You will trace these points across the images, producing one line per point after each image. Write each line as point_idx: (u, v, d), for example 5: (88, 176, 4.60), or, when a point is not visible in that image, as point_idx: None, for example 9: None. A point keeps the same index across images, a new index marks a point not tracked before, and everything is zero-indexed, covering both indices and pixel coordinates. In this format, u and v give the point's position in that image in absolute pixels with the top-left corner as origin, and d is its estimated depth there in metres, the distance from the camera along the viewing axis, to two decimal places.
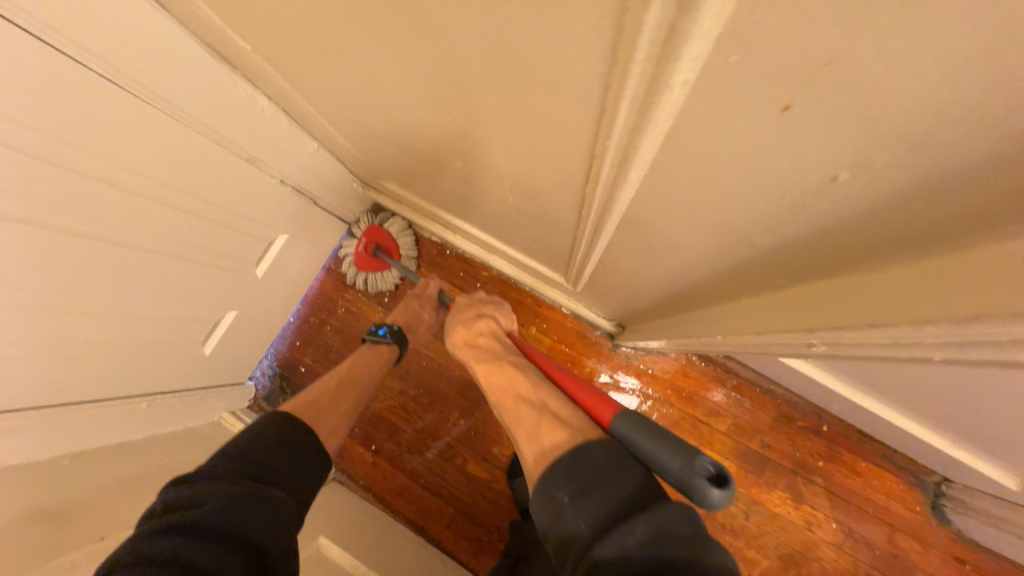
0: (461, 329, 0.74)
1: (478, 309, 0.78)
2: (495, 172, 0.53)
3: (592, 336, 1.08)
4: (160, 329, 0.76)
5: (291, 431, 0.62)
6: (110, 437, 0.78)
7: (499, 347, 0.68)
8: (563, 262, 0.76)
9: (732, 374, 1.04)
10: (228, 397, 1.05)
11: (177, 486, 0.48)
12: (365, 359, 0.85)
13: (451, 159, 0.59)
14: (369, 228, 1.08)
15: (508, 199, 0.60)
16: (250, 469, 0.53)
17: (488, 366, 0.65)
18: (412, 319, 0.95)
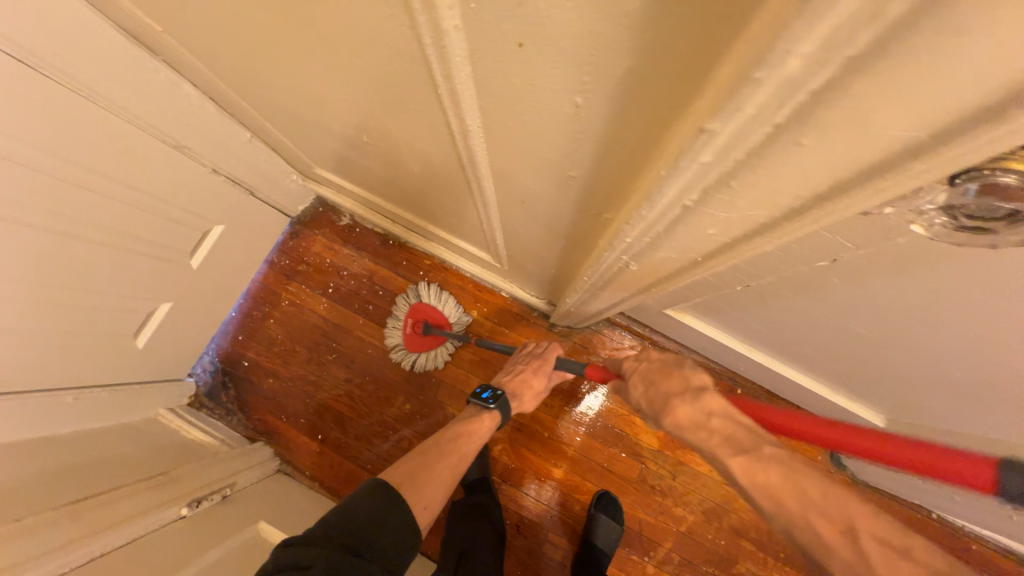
0: (682, 406, 0.51)
1: (687, 380, 0.52)
2: (397, 145, 0.59)
3: (530, 317, 1.16)
4: (89, 317, 0.84)
5: (383, 507, 0.70)
6: (42, 430, 0.82)
7: (745, 434, 0.47)
8: (484, 241, 0.83)
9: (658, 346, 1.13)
10: (166, 392, 1.11)
11: (288, 547, 0.61)
12: (473, 425, 0.89)
13: (366, 139, 0.65)
14: (413, 308, 1.17)
15: (420, 176, 0.66)
16: (352, 543, 0.64)
17: (746, 458, 0.45)
18: (519, 383, 0.95)
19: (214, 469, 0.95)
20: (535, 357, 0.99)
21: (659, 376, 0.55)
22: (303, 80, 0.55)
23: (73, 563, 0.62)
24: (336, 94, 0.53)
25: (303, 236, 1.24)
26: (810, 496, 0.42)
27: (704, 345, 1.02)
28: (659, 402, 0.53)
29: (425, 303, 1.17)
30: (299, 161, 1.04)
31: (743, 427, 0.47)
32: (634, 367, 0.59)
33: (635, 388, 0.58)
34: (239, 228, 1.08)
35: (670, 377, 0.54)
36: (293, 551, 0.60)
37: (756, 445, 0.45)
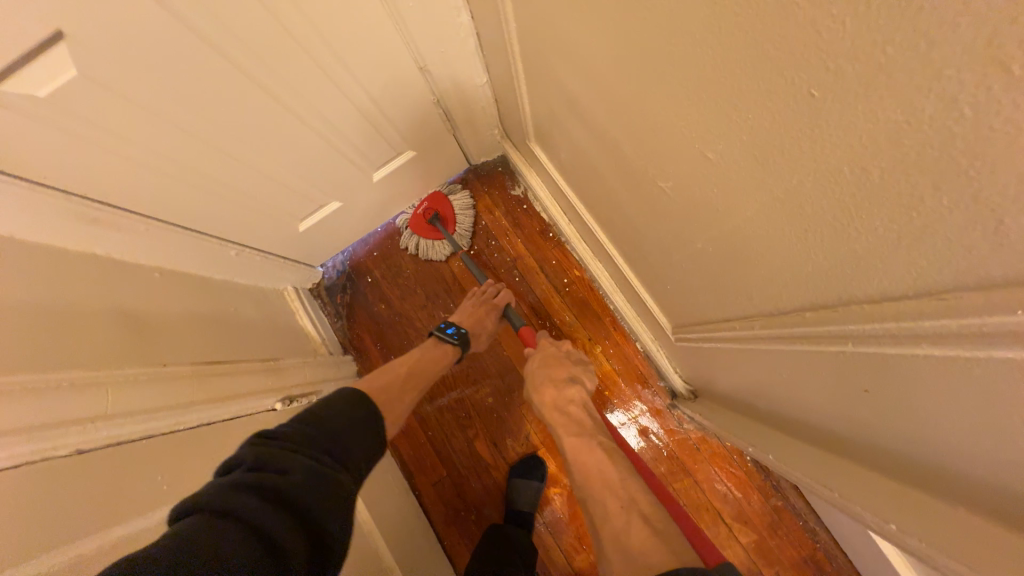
0: (552, 390, 0.81)
1: (567, 372, 0.84)
2: (693, 216, 0.47)
3: (653, 384, 1.03)
4: (271, 188, 0.85)
5: (369, 413, 0.62)
6: (201, 268, 0.88)
7: (587, 426, 0.74)
8: (682, 315, 0.70)
9: (780, 495, 0.94)
10: (300, 274, 1.15)
11: (260, 442, 0.49)
12: (433, 351, 0.89)
13: (646, 181, 0.53)
14: (433, 195, 1.16)
15: (682, 243, 0.54)
16: (336, 447, 0.55)
17: (575, 443, 0.71)
18: (477, 325, 0.99)
19: (308, 371, 0.97)
20: (488, 298, 1.03)
21: (553, 363, 0.85)
22: (633, 102, 0.45)
23: (186, 427, 0.64)
24: (673, 141, 0.42)
25: (471, 187, 1.19)
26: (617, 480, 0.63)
27: (848, 534, 0.83)
28: (540, 380, 0.83)
29: (445, 196, 1.16)
30: (514, 122, 0.96)
31: (589, 421, 0.76)
32: (543, 348, 0.89)
33: (535, 369, 0.86)
34: (425, 161, 1.05)
35: (555, 367, 0.84)
36: (269, 444, 0.49)
37: (595, 437, 0.71)
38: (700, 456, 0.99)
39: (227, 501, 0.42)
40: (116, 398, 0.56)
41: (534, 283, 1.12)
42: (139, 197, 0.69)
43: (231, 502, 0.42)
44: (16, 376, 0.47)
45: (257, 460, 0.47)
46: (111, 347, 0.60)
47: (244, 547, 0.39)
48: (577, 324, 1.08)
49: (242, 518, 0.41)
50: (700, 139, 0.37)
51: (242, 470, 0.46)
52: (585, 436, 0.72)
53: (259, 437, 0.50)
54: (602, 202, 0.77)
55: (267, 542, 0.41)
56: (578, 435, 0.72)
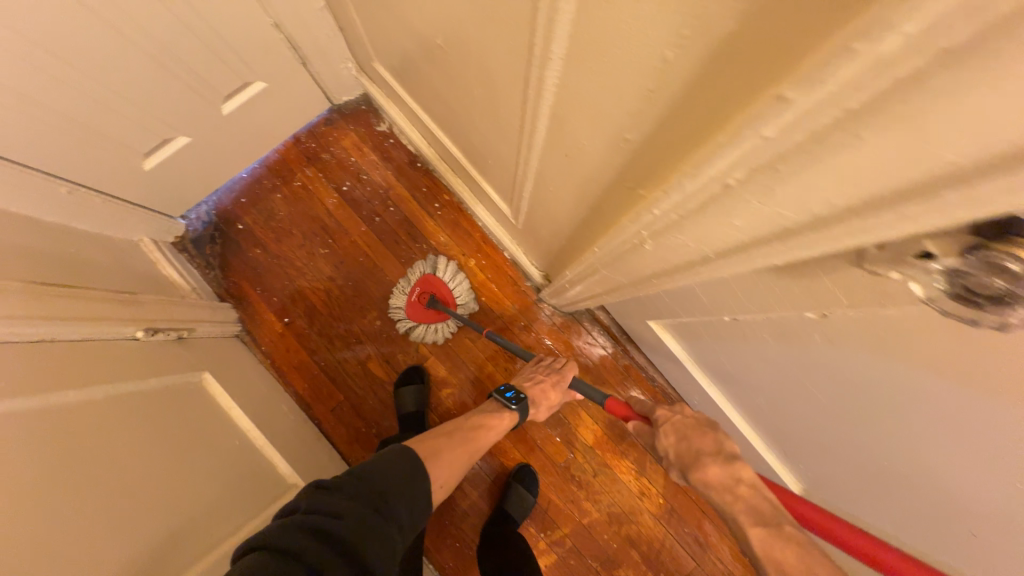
0: (714, 467, 0.62)
1: (720, 444, 0.64)
2: (463, 71, 0.58)
3: (521, 285, 1.18)
4: (109, 118, 0.82)
5: (405, 468, 0.71)
6: (28, 208, 0.81)
7: (769, 510, 0.57)
8: (509, 195, 0.83)
9: (628, 356, 1.18)
10: (154, 224, 1.09)
11: (315, 489, 0.62)
12: (492, 419, 0.92)
13: (438, 54, 0.63)
14: (426, 279, 1.15)
15: (473, 108, 0.66)
16: (378, 501, 0.64)
17: (765, 534, 0.55)
18: (539, 396, 1.00)
19: (177, 308, 0.96)
20: (552, 372, 1.04)
21: (693, 433, 0.67)
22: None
23: (25, 337, 0.62)
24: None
25: (336, 127, 1.23)
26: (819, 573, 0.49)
27: (669, 366, 1.06)
28: (691, 458, 0.64)
29: (438, 277, 1.15)
30: (362, 52, 1.02)
31: (768, 502, 0.58)
32: (669, 419, 0.71)
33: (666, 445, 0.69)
34: (276, 96, 1.06)
35: (703, 440, 0.65)
36: (323, 494, 0.61)
37: (778, 524, 0.55)
38: (565, 338, 1.17)
39: (286, 536, 0.54)
40: None
41: (407, 212, 1.20)
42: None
43: (291, 537, 0.54)
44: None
45: (314, 505, 0.59)
46: None
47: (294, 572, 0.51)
48: (452, 243, 1.19)
49: (296, 551, 0.53)
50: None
51: (299, 513, 0.58)
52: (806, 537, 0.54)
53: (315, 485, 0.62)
54: (439, 110, 0.87)
55: (311, 568, 0.52)
56: (767, 522, 0.55)
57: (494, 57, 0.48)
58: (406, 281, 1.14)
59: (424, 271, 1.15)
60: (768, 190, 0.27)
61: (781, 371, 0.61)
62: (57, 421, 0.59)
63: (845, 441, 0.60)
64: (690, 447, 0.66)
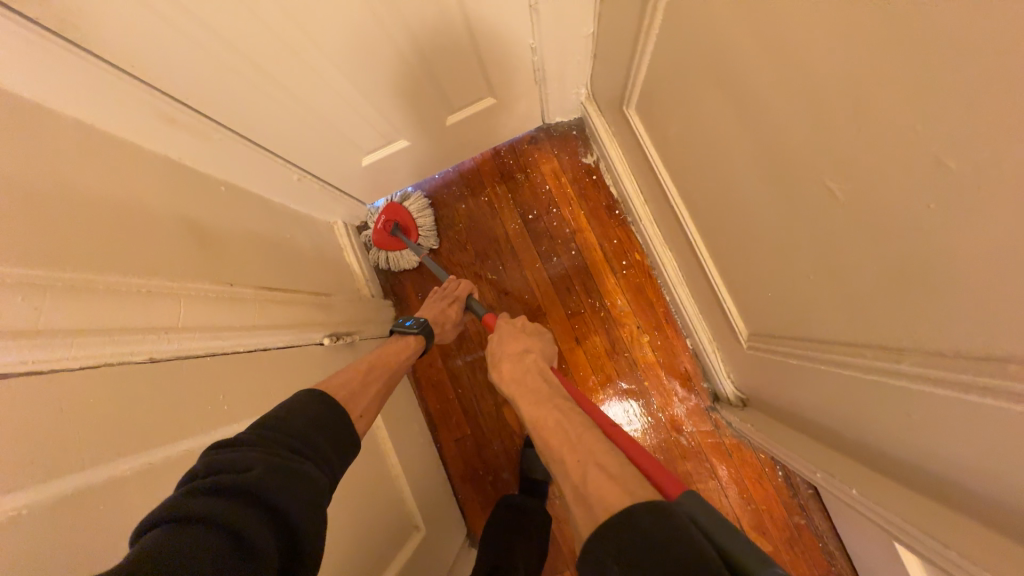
0: (508, 365, 0.73)
1: (524, 343, 0.78)
2: (867, 227, 0.40)
3: (696, 382, 1.00)
4: (343, 108, 0.80)
5: (325, 409, 0.56)
6: (262, 190, 0.85)
7: (542, 392, 0.65)
8: (771, 325, 0.65)
9: (805, 513, 0.93)
10: (350, 210, 1.11)
11: (217, 450, 0.44)
12: (397, 345, 0.85)
13: (808, 178, 0.46)
14: (388, 206, 1.11)
15: (826, 254, 0.48)
16: (297, 442, 0.50)
17: (530, 410, 0.61)
18: (440, 317, 0.98)
19: (354, 310, 0.96)
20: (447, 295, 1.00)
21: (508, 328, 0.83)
22: (835, 79, 0.37)
23: (249, 349, 0.64)
24: (886, 140, 0.35)
25: (540, 148, 1.13)
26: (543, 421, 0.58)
27: (874, 567, 0.81)
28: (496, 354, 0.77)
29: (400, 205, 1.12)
30: (608, 83, 0.88)
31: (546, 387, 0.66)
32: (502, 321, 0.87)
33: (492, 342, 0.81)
34: (501, 113, 0.99)
35: (512, 342, 0.78)
36: (225, 451, 0.44)
37: (546, 399, 0.62)
38: (731, 461, 0.97)
39: (187, 504, 0.37)
40: (178, 310, 0.53)
41: (590, 260, 1.07)
42: (207, 96, 0.64)
43: (193, 505, 0.37)
44: (70, 271, 0.44)
45: (216, 465, 0.42)
46: (184, 264, 0.58)
47: (217, 554, 0.35)
48: (629, 309, 1.04)
49: (210, 522, 0.36)
50: (939, 145, 0.31)
51: (198, 479, 0.40)
52: (543, 399, 0.63)
53: (218, 445, 0.45)
54: (702, 190, 0.71)
55: (238, 541, 0.37)
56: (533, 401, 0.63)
57: (1011, 280, 0.29)
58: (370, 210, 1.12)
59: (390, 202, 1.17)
60: None
61: None
62: None
63: None
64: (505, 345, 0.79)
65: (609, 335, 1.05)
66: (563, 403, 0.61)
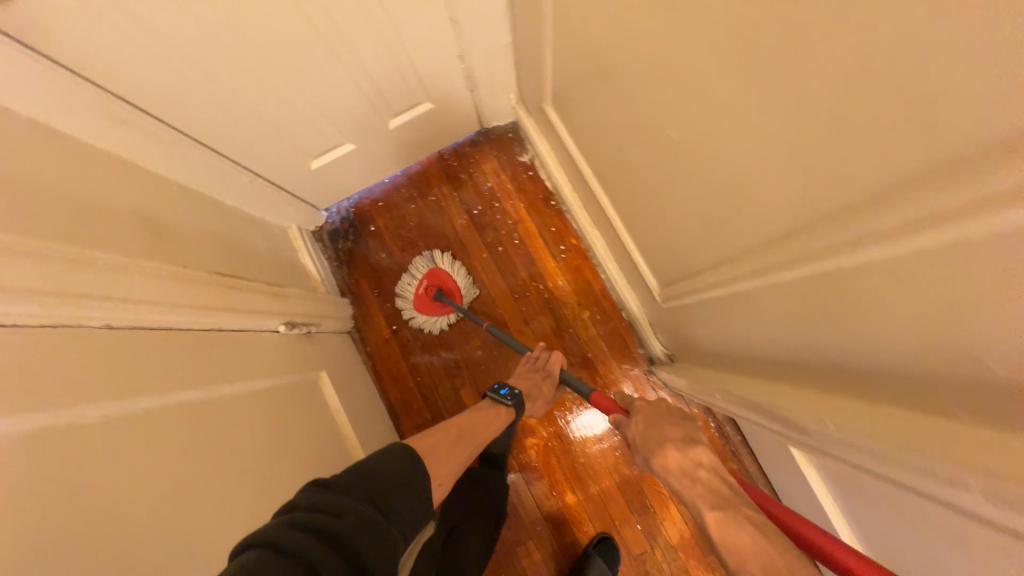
0: (674, 453, 0.65)
1: (686, 432, 0.69)
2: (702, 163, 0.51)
3: (633, 350, 1.10)
4: (290, 113, 0.87)
5: (407, 467, 0.62)
6: (216, 190, 0.90)
7: (725, 492, 0.57)
8: (670, 274, 0.76)
9: (737, 459, 1.03)
10: (303, 214, 1.17)
11: (319, 488, 0.53)
12: (485, 413, 0.90)
13: (663, 132, 0.57)
14: (431, 271, 1.17)
15: (685, 194, 0.59)
16: (380, 499, 0.56)
17: (719, 517, 0.53)
18: (531, 388, 0.99)
19: (311, 304, 1.01)
20: (536, 368, 1.01)
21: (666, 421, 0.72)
22: (659, 46, 0.48)
23: (203, 325, 0.68)
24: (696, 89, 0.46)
25: (481, 150, 1.23)
26: (769, 552, 0.47)
27: (790, 492, 0.91)
28: (655, 442, 0.69)
29: (444, 269, 1.18)
30: (530, 86, 1.00)
31: (726, 486, 0.58)
32: (641, 408, 0.77)
33: (642, 433, 0.72)
34: (439, 117, 1.09)
35: (669, 428, 0.70)
36: (325, 489, 0.52)
37: (732, 506, 0.54)
38: None
39: (290, 534, 0.45)
40: (135, 286, 0.58)
41: (532, 247, 1.17)
42: (159, 101, 0.71)
43: (293, 531, 0.46)
44: (30, 239, 0.48)
45: (316, 502, 0.50)
46: (136, 244, 0.63)
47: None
48: (570, 289, 1.14)
49: (300, 548, 0.44)
50: (725, 82, 0.42)
51: (301, 510, 0.49)
52: (728, 504, 0.54)
53: (319, 483, 0.53)
54: (606, 166, 0.82)
55: (315, 571, 0.44)
56: (721, 506, 0.54)
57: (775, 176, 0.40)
58: (415, 275, 1.17)
59: (430, 262, 1.18)
60: None
61: None
62: (210, 415, 0.63)
63: None
64: (661, 435, 0.69)
65: (554, 314, 1.14)
66: (757, 515, 0.52)
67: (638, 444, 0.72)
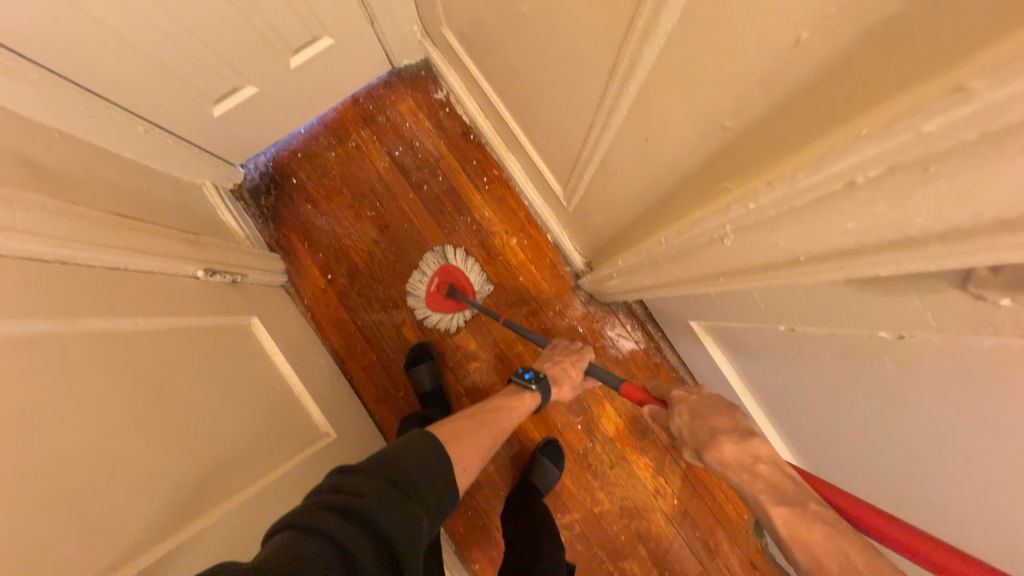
0: (729, 445, 0.59)
1: (739, 420, 0.63)
2: (549, 39, 0.55)
3: (560, 269, 1.17)
4: (185, 60, 0.84)
5: (429, 455, 0.64)
6: (106, 140, 0.86)
7: (791, 489, 0.53)
8: (565, 175, 0.81)
9: (659, 354, 1.14)
10: (215, 170, 1.14)
11: (344, 474, 0.56)
12: (515, 402, 0.89)
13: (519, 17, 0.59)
14: (443, 268, 1.16)
15: (548, 77, 0.62)
16: (404, 483, 0.58)
17: (785, 514, 0.51)
18: (556, 373, 0.99)
19: (233, 255, 1.01)
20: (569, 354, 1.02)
21: (708, 410, 0.66)
22: None
23: (104, 263, 0.68)
24: None
25: (395, 91, 1.23)
26: (848, 551, 0.46)
27: (700, 368, 1.02)
28: (704, 434, 0.62)
29: (456, 267, 1.17)
30: (429, 13, 1.00)
31: (790, 480, 0.55)
32: (682, 398, 0.71)
33: (681, 420, 0.68)
34: (341, 54, 1.07)
35: (719, 417, 0.64)
36: (349, 475, 0.55)
37: (802, 503, 0.52)
38: (598, 328, 1.15)
39: (318, 515, 0.49)
40: (16, 217, 0.56)
41: (456, 182, 1.20)
42: (40, 44, 0.67)
43: (320, 516, 0.49)
44: None
45: (338, 487, 0.53)
46: (9, 177, 0.61)
47: (326, 553, 0.46)
48: (496, 218, 1.19)
49: (326, 529, 0.48)
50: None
51: (327, 496, 0.52)
52: (801, 505, 0.51)
53: (344, 469, 0.56)
54: (502, 81, 0.85)
55: (344, 548, 0.47)
56: (788, 503, 0.52)
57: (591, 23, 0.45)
58: (426, 271, 1.15)
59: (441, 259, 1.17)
60: (898, 256, 0.29)
61: (843, 390, 0.55)
62: (122, 344, 0.63)
63: (838, 395, 0.57)
64: (708, 425, 0.64)
65: (484, 245, 1.19)
66: (824, 510, 0.51)
67: (683, 433, 0.66)
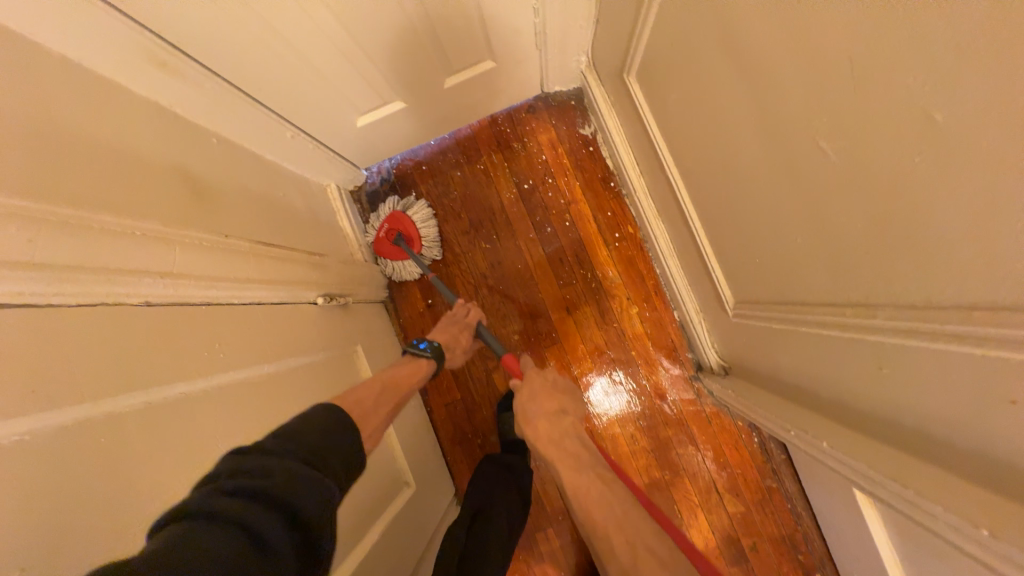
0: (546, 424, 0.72)
1: (558, 404, 0.76)
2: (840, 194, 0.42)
3: (680, 353, 1.04)
4: (338, 64, 0.78)
5: (339, 423, 0.53)
6: (257, 146, 0.83)
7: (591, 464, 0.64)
8: (753, 294, 0.68)
9: (777, 478, 0.99)
10: (343, 173, 1.09)
11: (236, 456, 0.43)
12: (407, 365, 0.82)
13: (799, 135, 0.44)
14: (391, 214, 1.11)
15: (808, 210, 0.48)
16: (308, 452, 0.47)
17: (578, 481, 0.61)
18: (449, 340, 0.95)
19: (349, 273, 0.98)
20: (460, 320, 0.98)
21: (543, 395, 0.78)
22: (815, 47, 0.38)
23: (243, 302, 0.64)
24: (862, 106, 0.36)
25: (538, 117, 1.12)
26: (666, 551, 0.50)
27: (834, 521, 0.87)
28: (530, 413, 0.75)
29: (406, 214, 1.11)
30: (608, 49, 0.88)
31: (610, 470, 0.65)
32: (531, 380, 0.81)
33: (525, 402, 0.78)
34: (498, 79, 0.98)
35: (544, 401, 0.76)
36: (245, 455, 0.43)
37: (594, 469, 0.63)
38: (711, 429, 1.02)
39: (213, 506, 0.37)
40: (178, 258, 0.54)
41: (584, 232, 1.09)
42: (200, 39, 0.61)
43: (218, 502, 0.37)
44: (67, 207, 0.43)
45: (239, 467, 0.41)
46: (175, 210, 0.58)
47: (233, 545, 0.34)
48: (620, 281, 1.07)
49: (230, 521, 0.36)
50: (934, 95, 0.30)
51: (223, 479, 0.40)
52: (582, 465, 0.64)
53: (237, 450, 0.43)
54: (695, 158, 0.71)
55: (254, 539, 0.36)
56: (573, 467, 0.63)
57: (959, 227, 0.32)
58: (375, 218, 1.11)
59: (392, 206, 1.12)
60: None
61: None
62: (251, 400, 0.60)
63: None
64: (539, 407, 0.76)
65: (599, 307, 1.07)
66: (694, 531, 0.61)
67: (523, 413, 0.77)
